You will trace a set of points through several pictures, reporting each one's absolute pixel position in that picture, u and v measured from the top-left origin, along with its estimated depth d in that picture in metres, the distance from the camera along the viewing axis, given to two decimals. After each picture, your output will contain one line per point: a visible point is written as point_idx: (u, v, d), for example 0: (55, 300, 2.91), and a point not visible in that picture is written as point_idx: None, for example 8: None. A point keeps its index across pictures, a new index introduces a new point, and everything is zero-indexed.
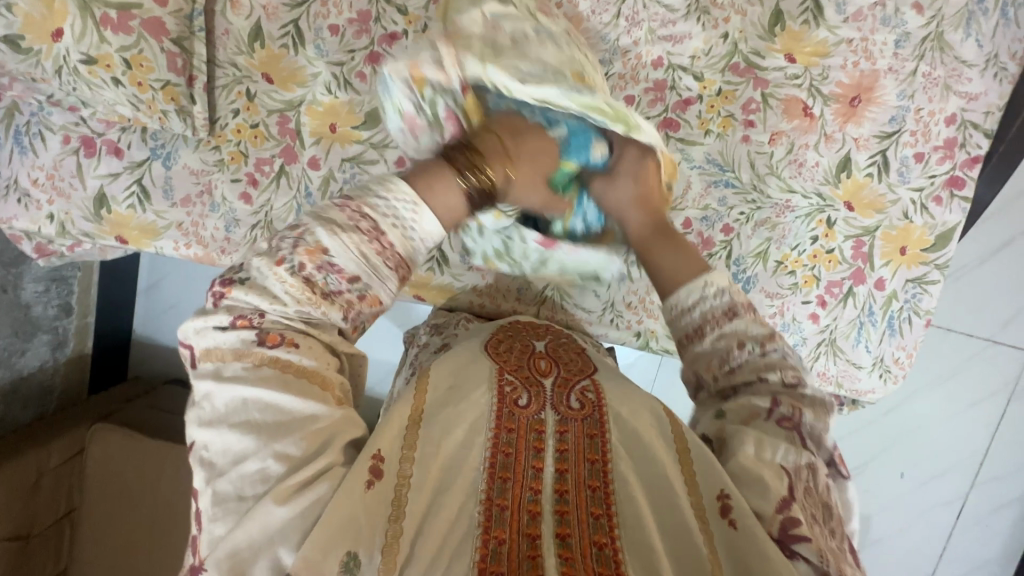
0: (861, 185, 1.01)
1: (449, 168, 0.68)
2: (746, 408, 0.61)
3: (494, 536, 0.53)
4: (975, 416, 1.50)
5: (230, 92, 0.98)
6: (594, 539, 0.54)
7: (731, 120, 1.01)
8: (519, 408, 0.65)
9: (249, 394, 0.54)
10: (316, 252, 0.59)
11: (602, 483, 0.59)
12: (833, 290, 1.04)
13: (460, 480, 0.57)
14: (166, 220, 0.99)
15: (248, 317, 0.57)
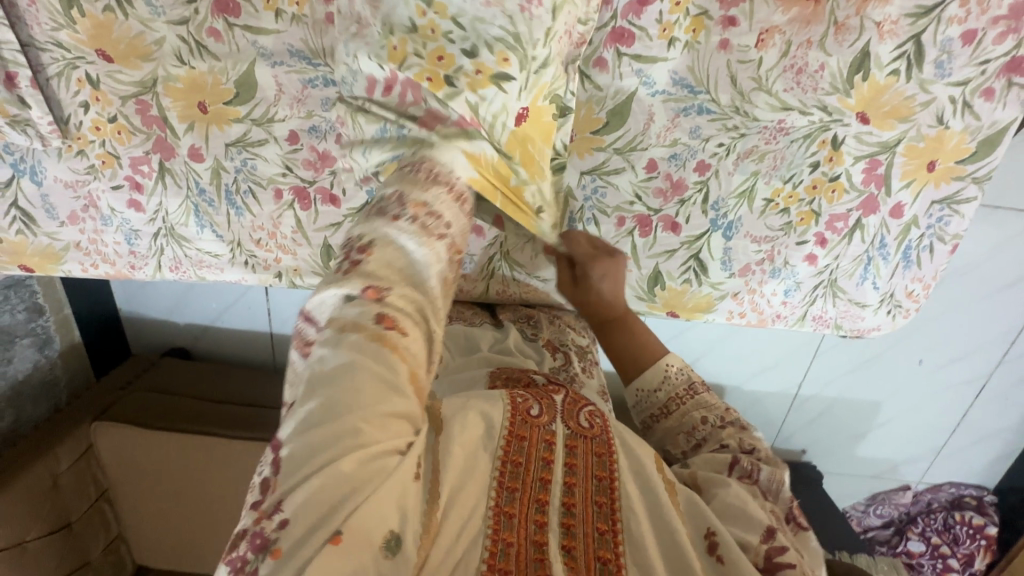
0: (880, 89, 0.76)
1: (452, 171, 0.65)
2: (713, 463, 0.64)
3: (503, 537, 0.48)
4: (1009, 304, 1.35)
5: (68, 81, 0.79)
6: (598, 553, 0.50)
7: (704, 19, 0.74)
8: (531, 418, 0.58)
9: (342, 362, 0.45)
10: (420, 203, 0.56)
11: (610, 496, 0.54)
12: (836, 226, 0.86)
13: (479, 477, 0.51)
14: (62, 241, 0.89)
15: (373, 288, 0.48)
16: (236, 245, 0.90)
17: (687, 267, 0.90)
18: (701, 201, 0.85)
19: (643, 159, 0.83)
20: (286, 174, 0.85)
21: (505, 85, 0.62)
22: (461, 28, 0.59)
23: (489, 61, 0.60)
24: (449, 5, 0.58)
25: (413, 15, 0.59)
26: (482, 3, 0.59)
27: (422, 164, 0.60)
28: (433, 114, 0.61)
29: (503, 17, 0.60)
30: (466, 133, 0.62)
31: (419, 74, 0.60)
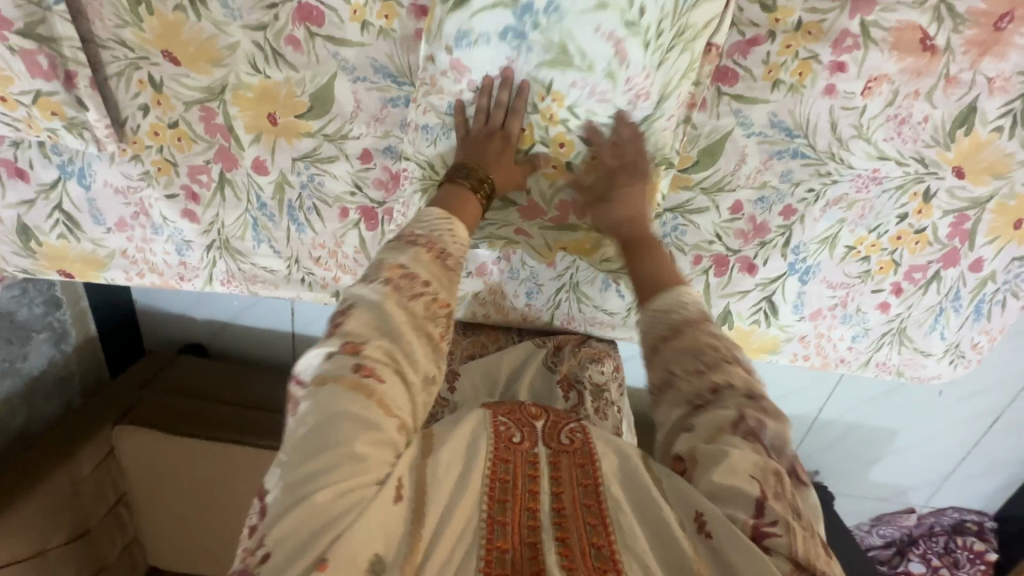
0: (981, 145, 0.74)
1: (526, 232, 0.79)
2: (713, 420, 0.52)
3: (496, 546, 0.47)
4: None
5: (129, 83, 0.73)
6: (591, 541, 0.48)
7: (813, 63, 0.71)
8: (515, 443, 0.55)
9: (316, 422, 0.47)
10: (397, 267, 0.58)
11: (597, 499, 0.51)
12: (914, 276, 0.85)
13: (468, 493, 0.50)
14: (107, 248, 0.84)
15: (356, 342, 0.51)
16: (293, 261, 0.86)
17: (758, 308, 0.88)
18: (782, 244, 0.83)
19: (729, 200, 0.80)
20: (354, 193, 0.81)
21: (617, 171, 0.71)
22: (576, 121, 0.68)
23: (598, 149, 0.70)
24: (566, 97, 0.67)
25: (535, 101, 0.68)
26: (597, 99, 0.67)
27: (408, 232, 0.62)
28: (534, 203, 0.76)
29: (613, 114, 0.68)
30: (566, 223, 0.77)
31: (543, 166, 0.72)
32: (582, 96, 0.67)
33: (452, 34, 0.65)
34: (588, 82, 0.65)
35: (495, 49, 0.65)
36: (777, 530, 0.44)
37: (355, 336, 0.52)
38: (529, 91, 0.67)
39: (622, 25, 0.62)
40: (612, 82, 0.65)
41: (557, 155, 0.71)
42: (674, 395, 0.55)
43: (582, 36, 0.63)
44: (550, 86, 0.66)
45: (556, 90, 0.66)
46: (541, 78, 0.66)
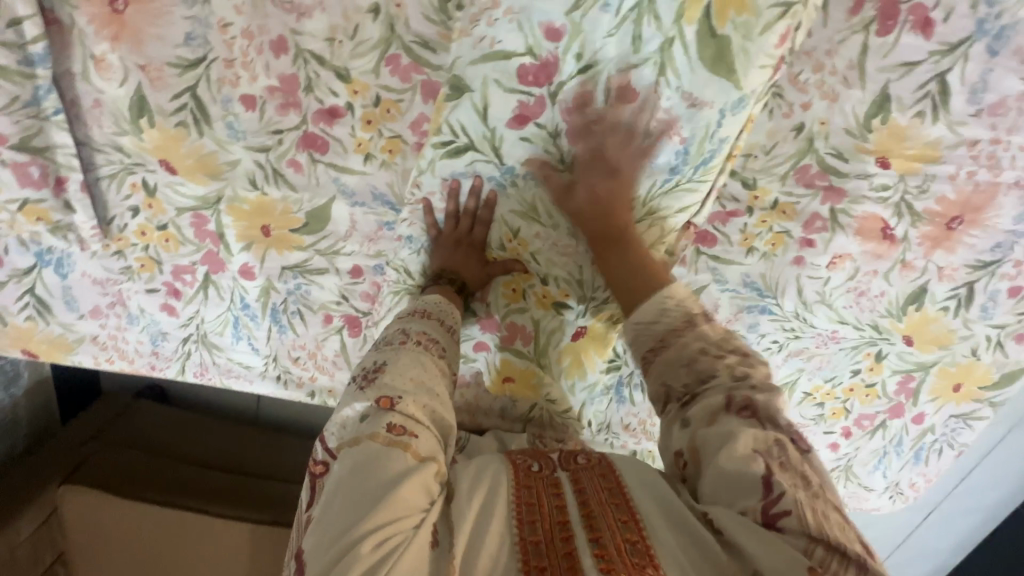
0: (929, 320, 0.81)
1: (478, 347, 0.82)
2: (707, 406, 0.51)
3: (534, 566, 0.44)
4: None
5: (121, 185, 0.73)
6: (625, 537, 0.46)
7: (785, 237, 0.76)
8: (534, 472, 0.53)
9: (353, 470, 0.49)
10: (422, 333, 0.62)
11: (626, 506, 0.49)
12: (863, 423, 0.91)
13: (495, 518, 0.48)
14: (77, 333, 0.82)
15: (391, 397, 0.53)
16: (271, 360, 0.86)
17: None
18: None
19: None
20: (340, 302, 0.82)
21: (563, 310, 0.77)
22: (537, 264, 0.75)
23: (553, 291, 0.77)
24: (530, 244, 0.74)
25: (503, 238, 0.74)
26: (562, 248, 0.74)
27: (420, 309, 0.66)
28: (490, 318, 0.80)
29: (575, 266, 0.74)
30: (515, 345, 0.81)
31: (505, 284, 0.78)
32: (544, 246, 0.74)
33: (444, 176, 0.71)
34: (554, 235, 0.73)
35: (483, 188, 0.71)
36: (788, 510, 0.43)
37: (388, 390, 0.53)
38: (514, 215, 0.73)
39: None
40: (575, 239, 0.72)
41: (519, 283, 0.77)
42: (664, 367, 0.56)
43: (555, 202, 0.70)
44: (517, 231, 0.73)
45: (522, 236, 0.74)
46: (516, 219, 0.73)
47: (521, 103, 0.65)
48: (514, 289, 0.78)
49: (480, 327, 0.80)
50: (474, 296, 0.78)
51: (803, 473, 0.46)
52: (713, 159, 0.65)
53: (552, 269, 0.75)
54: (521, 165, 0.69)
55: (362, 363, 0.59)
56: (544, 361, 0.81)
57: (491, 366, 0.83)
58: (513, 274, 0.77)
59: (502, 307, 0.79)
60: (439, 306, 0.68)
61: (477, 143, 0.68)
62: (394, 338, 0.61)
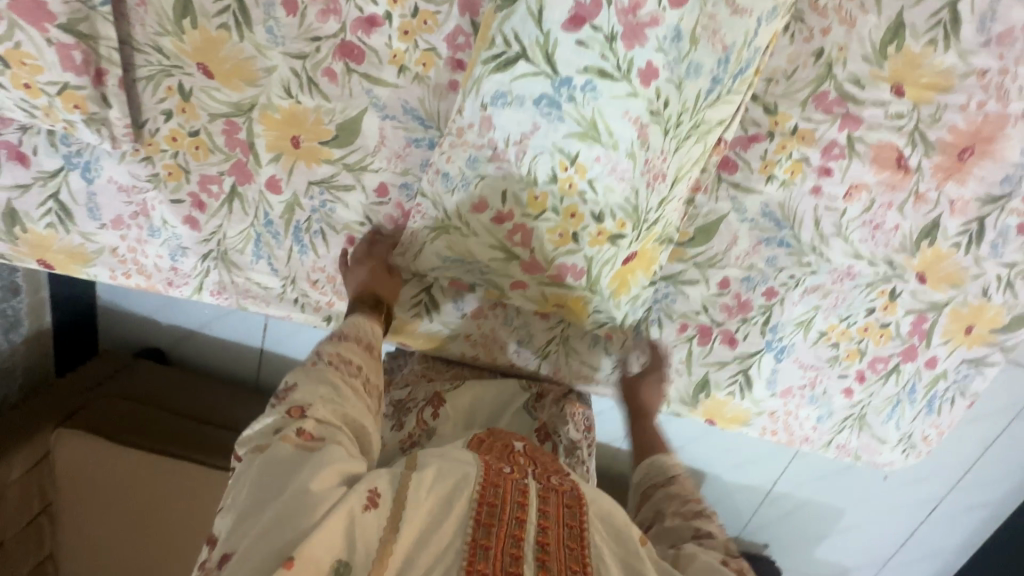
0: (942, 256, 0.83)
1: (515, 282, 0.77)
2: (701, 549, 0.63)
3: (476, 569, 0.49)
4: (969, 433, 1.29)
5: (157, 88, 0.74)
6: (570, 564, 0.52)
7: (803, 165, 0.78)
8: (506, 474, 0.59)
9: (283, 459, 0.54)
10: (335, 352, 0.67)
11: (581, 542, 0.55)
12: (877, 366, 0.91)
13: (448, 522, 0.52)
14: (97, 244, 0.82)
15: (297, 407, 0.59)
16: (289, 282, 0.85)
17: (735, 380, 0.93)
18: (761, 322, 0.89)
19: (718, 276, 0.86)
20: (364, 223, 0.82)
21: (617, 241, 0.70)
22: (593, 196, 0.67)
23: (607, 225, 0.68)
24: (589, 170, 0.65)
25: (556, 169, 0.66)
26: (618, 175, 0.65)
27: (340, 331, 0.71)
28: (535, 260, 0.73)
29: (630, 191, 0.66)
30: (562, 280, 0.74)
31: (549, 231, 0.70)
32: (603, 172, 0.65)
33: (489, 93, 0.65)
34: (615, 165, 0.65)
35: (527, 113, 0.64)
36: None
37: (297, 402, 0.59)
38: (569, 139, 0.64)
39: (647, 112, 0.62)
40: (633, 163, 0.64)
41: (566, 224, 0.69)
42: (665, 530, 0.68)
43: (613, 118, 0.62)
44: (575, 157, 0.65)
45: (580, 162, 0.65)
46: (568, 149, 0.64)
47: (577, 4, 0.60)
48: (557, 232, 0.70)
49: (516, 264, 0.74)
50: (510, 241, 0.72)
51: None
52: (749, 70, 0.65)
53: (608, 199, 0.66)
54: (579, 76, 0.61)
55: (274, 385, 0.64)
56: (596, 290, 0.74)
57: (530, 299, 0.79)
58: (561, 217, 0.69)
59: (543, 249, 0.71)
60: (363, 329, 0.73)
61: (529, 52, 0.62)
62: (308, 356, 0.66)
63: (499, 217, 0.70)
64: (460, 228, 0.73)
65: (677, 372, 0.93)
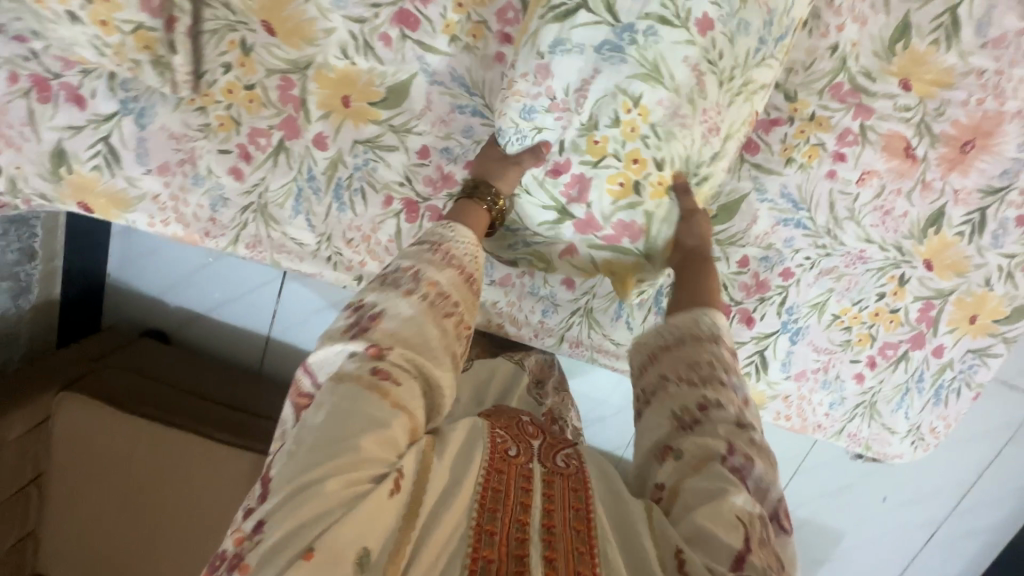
0: (947, 244, 0.88)
1: (565, 246, 0.81)
2: (701, 444, 0.58)
3: (482, 555, 0.50)
4: (965, 454, 1.31)
5: (220, 41, 0.78)
6: (575, 547, 0.52)
7: (820, 150, 0.84)
8: (509, 454, 0.59)
9: (330, 414, 0.51)
10: (432, 278, 0.63)
11: (585, 523, 0.54)
12: (886, 352, 0.94)
13: (456, 502, 0.52)
14: (139, 189, 0.83)
15: (381, 349, 0.55)
16: (325, 239, 0.87)
17: (751, 361, 0.96)
18: (778, 303, 0.92)
19: (738, 254, 0.90)
20: (403, 184, 0.85)
21: (677, 195, 0.74)
22: (654, 144, 0.70)
23: (667, 174, 0.72)
24: (652, 113, 0.69)
25: (619, 112, 0.70)
26: (681, 123, 0.69)
27: (434, 242, 0.68)
28: (591, 217, 0.76)
29: (689, 141, 0.71)
30: (618, 244, 0.77)
31: (609, 179, 0.73)
32: (665, 117, 0.69)
33: (547, 41, 0.69)
34: (674, 109, 0.69)
35: (586, 59, 0.69)
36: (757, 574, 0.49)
37: (381, 341, 0.56)
38: (632, 77, 0.68)
39: (704, 60, 0.68)
40: (692, 109, 0.69)
41: (628, 170, 0.72)
42: (662, 407, 0.63)
43: (672, 62, 0.67)
44: (638, 99, 0.68)
45: (644, 104, 0.69)
46: (630, 91, 0.68)
47: None
48: (618, 181, 0.73)
49: (569, 227, 0.78)
50: (568, 198, 0.76)
51: (775, 556, 0.53)
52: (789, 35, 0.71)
53: (668, 147, 0.70)
54: (641, 21, 0.67)
55: (360, 298, 0.61)
56: (652, 257, 0.79)
57: (577, 266, 0.83)
58: (624, 165, 0.72)
59: (598, 206, 0.75)
60: (462, 245, 0.69)
61: (588, 3, 0.67)
62: (403, 278, 0.61)
63: (551, 176, 0.75)
64: (518, 189, 0.77)
65: None
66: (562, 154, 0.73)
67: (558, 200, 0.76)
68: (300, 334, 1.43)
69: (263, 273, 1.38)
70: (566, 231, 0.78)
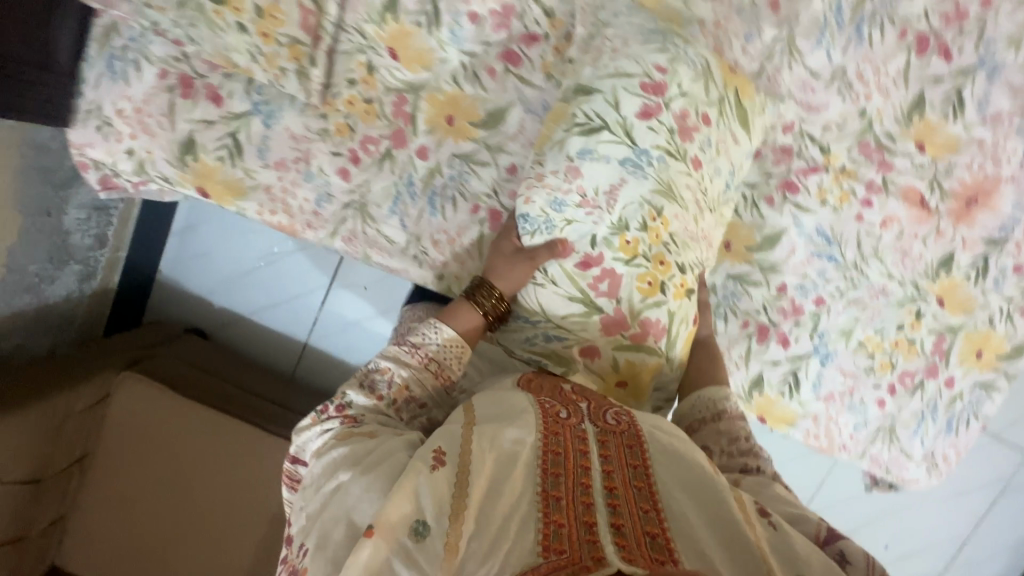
0: (956, 285, 1.01)
1: (582, 350, 0.86)
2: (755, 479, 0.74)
3: (553, 519, 0.59)
4: (962, 505, 1.39)
5: (350, 61, 0.89)
6: (647, 530, 0.59)
7: (850, 196, 0.99)
8: (563, 420, 0.70)
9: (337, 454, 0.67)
10: (404, 389, 0.77)
11: (647, 482, 0.64)
12: (905, 380, 1.05)
13: (518, 469, 0.63)
14: (255, 180, 0.93)
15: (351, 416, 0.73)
16: (414, 239, 0.97)
17: (785, 379, 1.05)
18: (811, 327, 1.03)
19: (777, 281, 1.02)
20: (491, 196, 0.95)
21: (689, 299, 0.87)
22: (676, 251, 0.85)
23: (687, 278, 0.86)
24: (671, 225, 0.85)
25: (646, 218, 0.84)
26: (689, 232, 0.87)
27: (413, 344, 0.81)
28: (621, 318, 0.84)
29: (700, 250, 0.89)
30: (643, 343, 0.84)
31: (640, 277, 0.83)
32: (682, 228, 0.86)
33: (577, 148, 0.84)
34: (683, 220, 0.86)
35: (612, 167, 0.84)
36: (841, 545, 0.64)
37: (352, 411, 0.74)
38: (653, 186, 0.84)
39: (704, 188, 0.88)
40: (699, 224, 0.88)
41: (657, 271, 0.84)
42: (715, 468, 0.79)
43: (680, 184, 0.85)
44: (661, 209, 0.84)
45: (665, 215, 0.84)
46: (654, 202, 0.84)
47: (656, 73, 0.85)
48: (646, 280, 0.83)
49: (591, 326, 0.85)
50: (597, 292, 0.84)
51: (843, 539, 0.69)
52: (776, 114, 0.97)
53: (685, 257, 0.86)
54: (654, 150, 0.85)
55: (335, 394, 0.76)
56: (671, 357, 0.86)
57: (596, 370, 0.86)
58: (652, 267, 0.84)
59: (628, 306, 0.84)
60: (445, 349, 0.81)
61: (611, 126, 0.84)
62: (379, 382, 0.77)
63: (584, 277, 0.84)
64: (546, 283, 0.85)
65: (736, 369, 1.05)
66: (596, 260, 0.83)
67: (585, 300, 0.84)
68: (341, 344, 1.46)
69: (309, 283, 1.43)
70: (590, 329, 0.85)
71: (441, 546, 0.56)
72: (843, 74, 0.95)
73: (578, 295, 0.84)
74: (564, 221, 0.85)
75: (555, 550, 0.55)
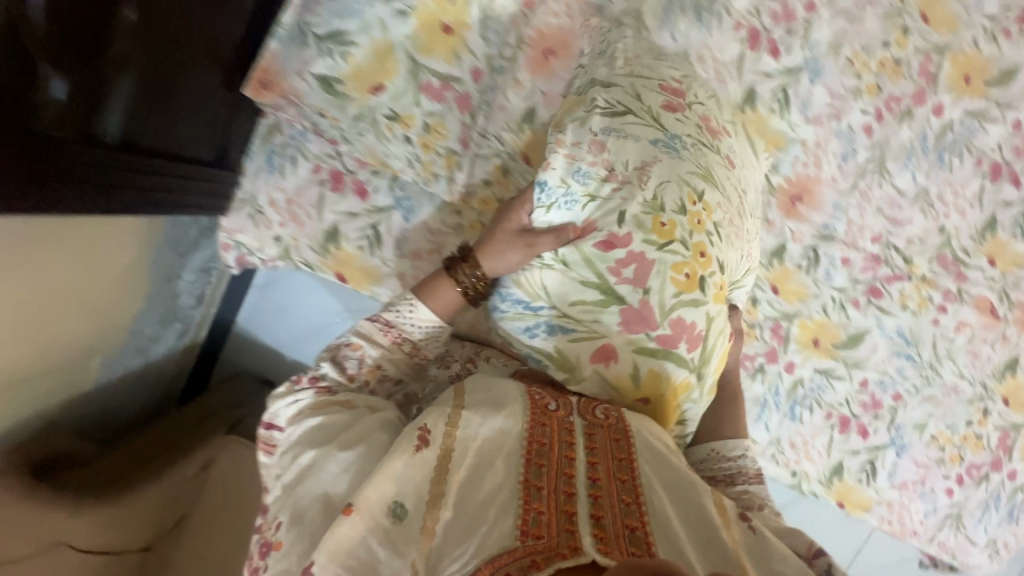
0: (1019, 386, 1.10)
1: (584, 355, 0.71)
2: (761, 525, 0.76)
3: (534, 507, 0.57)
4: None
5: (487, 164, 0.94)
6: (627, 522, 0.58)
7: (927, 302, 1.08)
8: (551, 411, 0.68)
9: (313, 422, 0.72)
10: (376, 368, 0.80)
11: (632, 477, 0.63)
12: (972, 472, 1.13)
13: (504, 461, 0.61)
14: (390, 268, 0.99)
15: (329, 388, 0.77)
16: None
17: (863, 468, 1.13)
18: (889, 420, 1.11)
19: (859, 376, 1.10)
20: None
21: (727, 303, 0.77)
22: (720, 242, 0.75)
23: (725, 278, 0.75)
24: (715, 212, 0.75)
25: (686, 201, 0.73)
26: (732, 228, 0.78)
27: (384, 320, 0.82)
28: (647, 311, 0.70)
29: (738, 250, 0.79)
30: (676, 347, 0.71)
31: (675, 267, 0.70)
32: (722, 218, 0.76)
33: (598, 126, 0.78)
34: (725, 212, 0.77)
35: (644, 147, 0.76)
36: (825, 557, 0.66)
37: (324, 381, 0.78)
38: (692, 175, 0.75)
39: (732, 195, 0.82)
40: (743, 223, 0.81)
41: (699, 261, 0.72)
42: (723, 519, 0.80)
43: (719, 173, 0.80)
44: (701, 194, 0.74)
45: (707, 202, 0.75)
46: (693, 185, 0.74)
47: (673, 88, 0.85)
48: (682, 273, 0.71)
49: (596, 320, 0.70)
50: (620, 277, 0.70)
51: None
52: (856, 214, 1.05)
53: (729, 250, 0.76)
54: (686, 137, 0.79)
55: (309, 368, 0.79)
56: (702, 370, 0.73)
57: (609, 379, 0.72)
58: (686, 255, 0.71)
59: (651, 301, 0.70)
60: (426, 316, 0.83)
61: (636, 111, 0.79)
62: (349, 359, 0.79)
63: (601, 261, 0.70)
64: (564, 270, 0.72)
65: (819, 456, 1.13)
66: (622, 245, 0.70)
67: (588, 288, 0.71)
68: None
69: None
70: (610, 329, 0.70)
71: (417, 528, 0.57)
72: (925, 194, 1.05)
73: (585, 281, 0.71)
74: (585, 195, 0.75)
75: (533, 537, 0.54)
